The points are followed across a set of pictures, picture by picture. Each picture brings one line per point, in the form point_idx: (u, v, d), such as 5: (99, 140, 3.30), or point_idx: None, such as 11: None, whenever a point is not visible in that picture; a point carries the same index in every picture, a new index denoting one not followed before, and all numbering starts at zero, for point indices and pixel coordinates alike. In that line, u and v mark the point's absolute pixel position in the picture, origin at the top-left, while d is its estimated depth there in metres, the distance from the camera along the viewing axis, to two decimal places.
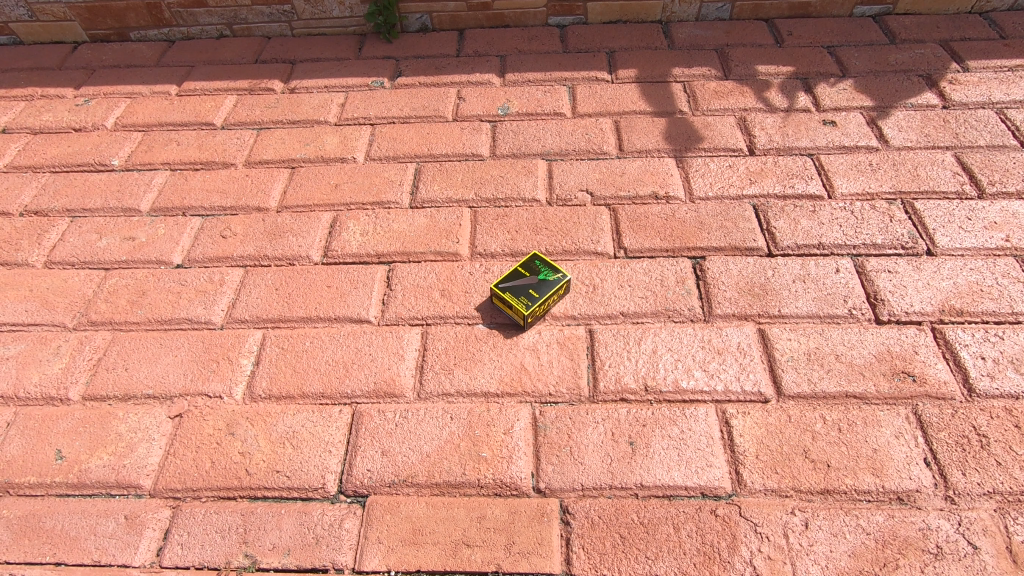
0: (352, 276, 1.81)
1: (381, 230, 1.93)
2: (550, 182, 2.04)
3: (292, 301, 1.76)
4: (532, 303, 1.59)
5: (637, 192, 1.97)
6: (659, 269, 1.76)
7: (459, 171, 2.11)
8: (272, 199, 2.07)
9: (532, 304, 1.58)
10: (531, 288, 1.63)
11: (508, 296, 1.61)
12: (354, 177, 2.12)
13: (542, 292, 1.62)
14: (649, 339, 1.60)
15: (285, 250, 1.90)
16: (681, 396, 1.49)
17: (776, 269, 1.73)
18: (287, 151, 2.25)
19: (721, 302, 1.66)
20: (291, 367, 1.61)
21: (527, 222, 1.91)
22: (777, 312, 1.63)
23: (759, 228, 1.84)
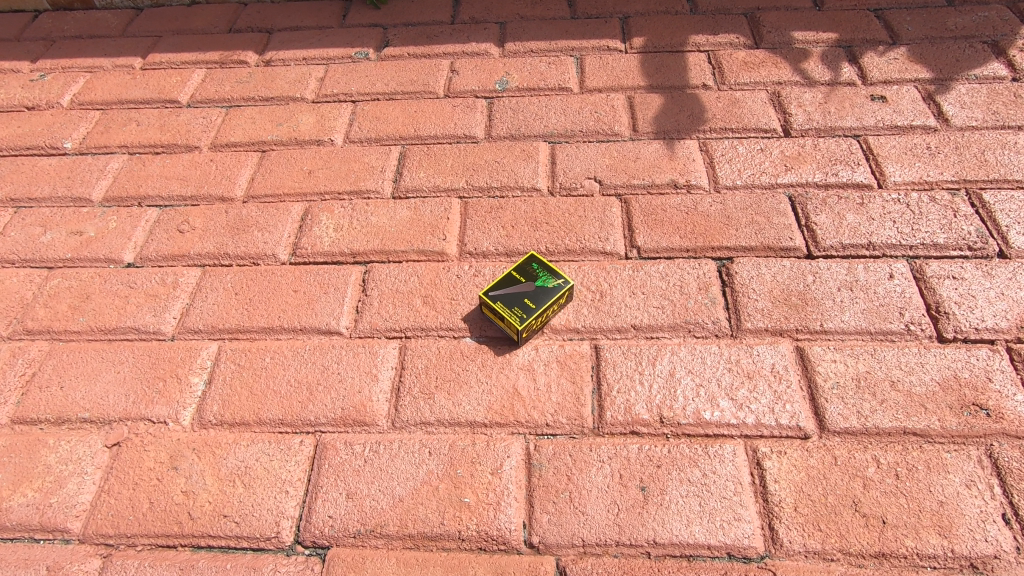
0: (322, 278, 1.57)
1: (357, 225, 1.68)
2: (552, 168, 1.77)
3: (252, 308, 1.53)
4: (528, 316, 1.34)
5: (652, 180, 1.70)
6: (678, 274, 1.49)
7: (449, 155, 1.85)
8: (238, 188, 1.83)
9: (527, 318, 1.34)
10: (526, 297, 1.38)
11: (499, 308, 1.37)
12: (331, 162, 1.87)
13: (540, 303, 1.37)
14: (665, 359, 1.36)
15: (249, 247, 1.66)
16: (704, 430, 1.25)
17: (818, 273, 1.46)
18: (258, 133, 1.99)
19: (751, 314, 1.41)
20: (247, 389, 1.39)
21: (525, 215, 1.66)
22: (819, 328, 1.37)
23: (797, 225, 1.56)
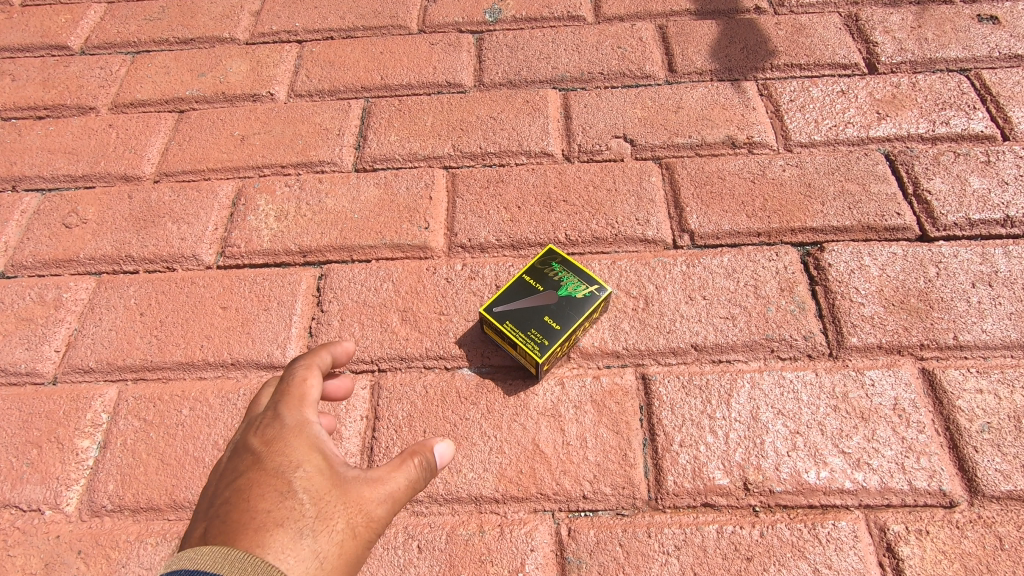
0: (261, 289, 1.15)
1: (307, 211, 1.24)
2: (566, 124, 1.33)
3: (164, 335, 1.10)
4: (550, 344, 0.95)
5: (702, 137, 1.27)
6: (749, 268, 1.09)
7: (427, 110, 1.39)
8: (145, 162, 1.37)
9: (549, 347, 0.94)
10: (546, 315, 0.98)
11: (509, 331, 0.97)
12: (270, 124, 1.40)
13: (567, 322, 0.97)
14: (743, 394, 0.97)
15: (161, 246, 1.22)
16: (809, 502, 0.88)
17: (942, 264, 1.07)
18: (172, 86, 1.50)
19: (857, 324, 1.02)
20: (157, 456, 0.99)
21: (535, 191, 1.23)
22: (953, 343, 0.99)
23: (904, 194, 1.16)
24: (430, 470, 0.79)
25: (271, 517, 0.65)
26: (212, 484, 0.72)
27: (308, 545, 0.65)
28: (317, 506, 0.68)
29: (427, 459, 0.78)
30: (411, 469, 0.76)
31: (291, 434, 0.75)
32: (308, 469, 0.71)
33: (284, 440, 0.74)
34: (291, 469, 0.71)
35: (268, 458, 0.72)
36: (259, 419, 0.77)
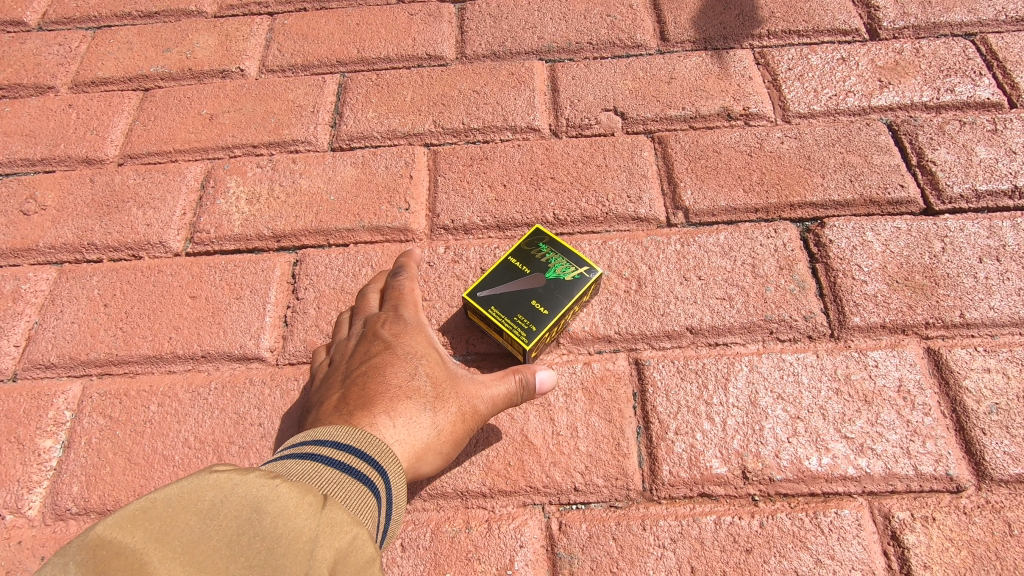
0: (232, 277, 1.09)
1: (280, 194, 1.17)
2: (553, 98, 1.26)
3: (130, 327, 1.04)
4: (538, 330, 0.89)
5: (696, 109, 1.21)
6: (746, 246, 1.04)
7: (406, 84, 1.31)
8: (108, 144, 1.29)
9: (538, 333, 0.89)
10: (534, 299, 0.93)
11: (495, 317, 0.91)
12: (239, 101, 1.32)
13: (556, 307, 0.92)
14: (741, 378, 0.93)
15: (125, 233, 1.15)
16: (810, 489, 0.84)
17: (948, 238, 1.02)
18: (135, 62, 1.41)
19: (860, 303, 0.97)
20: (124, 455, 0.93)
21: (521, 168, 1.16)
22: (960, 321, 0.95)
23: (908, 165, 1.10)
24: (530, 391, 0.88)
25: (401, 391, 0.84)
26: (351, 365, 0.88)
27: (428, 418, 0.83)
28: (436, 390, 0.85)
29: (529, 378, 0.86)
30: (512, 383, 0.87)
31: (413, 334, 0.91)
32: (427, 360, 0.88)
33: (407, 333, 0.91)
34: (419, 358, 0.87)
35: (394, 342, 0.90)
36: (379, 320, 0.93)
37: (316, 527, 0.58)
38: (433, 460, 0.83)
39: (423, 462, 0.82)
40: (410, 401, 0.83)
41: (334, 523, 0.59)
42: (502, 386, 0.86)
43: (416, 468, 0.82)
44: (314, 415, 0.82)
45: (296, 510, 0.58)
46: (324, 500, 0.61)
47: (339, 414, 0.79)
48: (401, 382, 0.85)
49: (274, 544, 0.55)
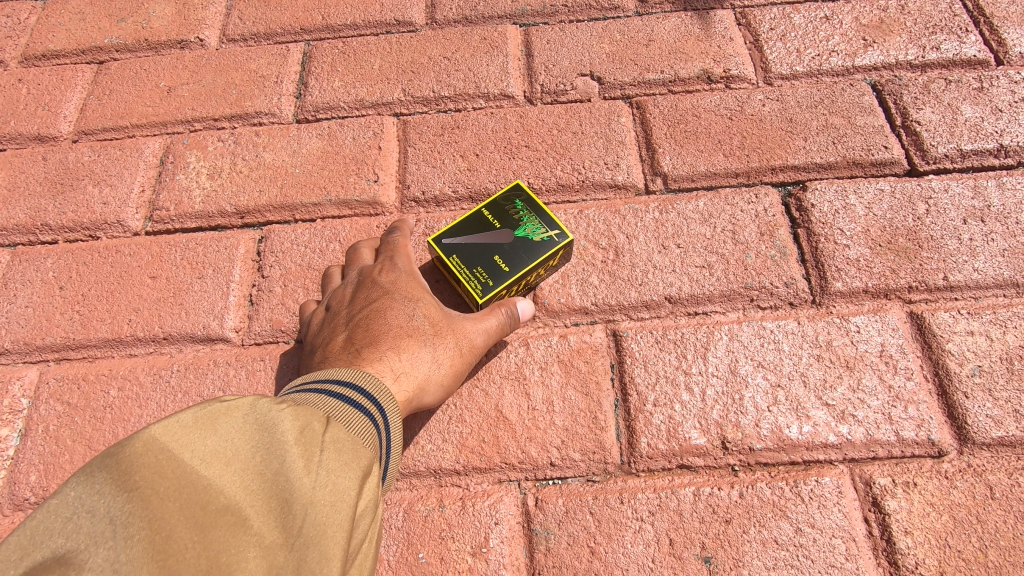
0: (193, 255, 1.04)
1: (243, 168, 1.12)
2: (527, 63, 1.21)
3: (87, 310, 1.00)
4: (494, 287, 0.88)
5: (675, 72, 1.16)
6: (726, 212, 1.01)
7: (373, 51, 1.25)
8: (61, 120, 1.23)
9: (493, 290, 0.88)
10: (497, 254, 0.90)
11: (455, 266, 0.90)
12: (198, 72, 1.25)
13: (517, 266, 0.89)
14: (720, 347, 0.90)
15: (81, 212, 1.10)
16: (791, 458, 0.83)
17: (932, 200, 0.99)
18: (88, 33, 1.34)
19: (842, 268, 0.94)
20: (83, 442, 0.90)
21: (494, 136, 1.12)
22: (943, 284, 0.92)
23: (892, 126, 1.07)
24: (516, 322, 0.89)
25: (402, 331, 0.85)
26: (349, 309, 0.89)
27: (429, 355, 0.84)
28: (434, 328, 0.86)
29: (512, 311, 0.88)
30: (500, 315, 0.88)
31: (408, 278, 0.91)
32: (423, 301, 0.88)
33: (402, 277, 0.91)
34: (414, 300, 0.88)
35: (388, 286, 0.90)
36: (374, 268, 0.93)
37: (321, 446, 0.60)
38: (434, 391, 0.84)
39: (427, 396, 0.83)
40: (410, 338, 0.84)
41: (338, 444, 0.61)
42: (489, 320, 0.87)
43: (419, 400, 0.83)
44: (321, 356, 0.84)
45: (306, 430, 0.60)
46: (327, 424, 0.63)
47: (347, 354, 0.82)
48: (401, 322, 0.86)
49: (286, 458, 0.56)
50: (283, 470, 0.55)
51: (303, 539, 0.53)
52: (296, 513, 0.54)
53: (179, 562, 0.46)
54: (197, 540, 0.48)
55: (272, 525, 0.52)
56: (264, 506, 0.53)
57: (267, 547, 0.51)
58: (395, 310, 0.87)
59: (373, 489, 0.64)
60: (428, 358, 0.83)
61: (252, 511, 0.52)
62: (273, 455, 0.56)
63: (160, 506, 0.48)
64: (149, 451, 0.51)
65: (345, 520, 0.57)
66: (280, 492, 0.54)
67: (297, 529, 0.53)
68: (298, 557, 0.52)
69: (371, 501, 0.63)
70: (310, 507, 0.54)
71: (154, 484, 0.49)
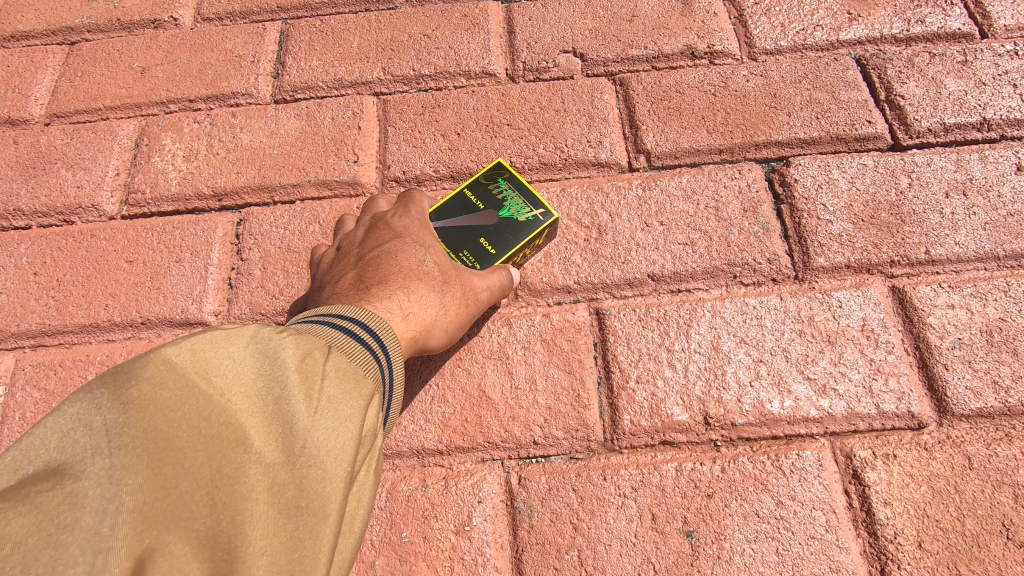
0: (171, 238, 1.02)
1: (220, 150, 1.10)
2: (509, 40, 1.19)
3: (63, 295, 0.98)
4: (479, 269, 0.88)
5: (659, 48, 1.14)
6: (709, 189, 1.00)
7: (352, 29, 1.22)
8: (33, 103, 1.20)
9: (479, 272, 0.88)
10: (482, 235, 0.90)
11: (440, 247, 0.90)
12: (173, 52, 1.22)
13: (504, 247, 0.88)
14: (703, 324, 0.90)
15: (54, 196, 1.08)
16: (772, 432, 0.83)
17: (915, 174, 0.99)
18: (58, 13, 1.30)
19: (825, 243, 0.94)
20: None
21: (476, 115, 1.10)
22: (925, 258, 0.92)
23: (875, 100, 1.06)
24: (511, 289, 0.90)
25: (413, 274, 0.81)
26: (358, 248, 0.86)
27: (437, 300, 0.81)
28: (444, 275, 0.82)
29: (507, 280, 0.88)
30: (502, 275, 0.88)
31: (420, 225, 0.87)
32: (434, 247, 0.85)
33: (414, 223, 0.87)
34: (426, 246, 0.84)
35: (400, 230, 0.86)
36: (387, 212, 0.90)
37: (324, 372, 0.58)
38: (440, 337, 0.81)
39: (432, 339, 0.81)
40: (421, 281, 0.80)
41: (342, 373, 0.60)
42: (493, 280, 0.86)
43: (424, 341, 0.80)
44: (328, 292, 0.81)
45: (309, 357, 0.59)
46: (330, 352, 0.61)
47: (356, 290, 0.78)
48: (412, 265, 0.81)
49: (288, 382, 0.55)
50: (285, 393, 0.54)
51: (304, 460, 0.53)
52: (297, 435, 0.53)
53: (180, 473, 0.47)
54: (198, 452, 0.48)
55: (273, 445, 0.52)
56: (265, 426, 0.52)
57: (268, 466, 0.51)
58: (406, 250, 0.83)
59: (378, 418, 0.64)
60: (436, 303, 0.80)
61: (252, 430, 0.52)
62: (276, 378, 0.55)
63: (162, 418, 0.48)
64: (150, 365, 0.50)
65: (349, 444, 0.56)
66: (282, 413, 0.53)
67: (299, 449, 0.53)
68: (300, 475, 0.52)
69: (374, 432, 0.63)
70: (312, 430, 0.54)
71: (155, 397, 0.48)
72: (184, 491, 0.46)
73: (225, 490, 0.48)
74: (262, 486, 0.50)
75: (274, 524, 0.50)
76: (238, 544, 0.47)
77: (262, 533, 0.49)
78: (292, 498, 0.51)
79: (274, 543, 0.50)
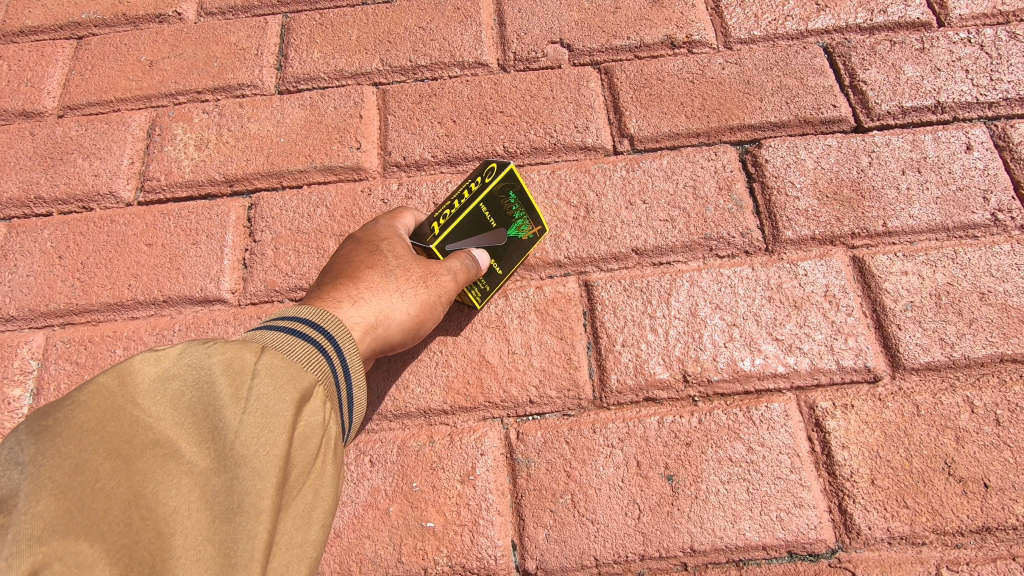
0: (187, 222, 1.09)
1: (229, 139, 1.17)
2: (500, 32, 1.26)
3: (87, 277, 1.05)
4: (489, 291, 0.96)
5: (641, 38, 1.22)
6: (688, 170, 1.08)
7: (350, 22, 1.28)
8: (45, 96, 1.25)
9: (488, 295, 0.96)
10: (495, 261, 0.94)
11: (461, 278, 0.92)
12: (179, 46, 1.28)
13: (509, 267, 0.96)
14: (682, 293, 0.99)
15: (73, 185, 1.14)
16: (743, 387, 0.92)
17: (875, 153, 1.08)
18: (65, 9, 1.35)
19: (792, 217, 1.03)
20: None
21: (470, 103, 1.17)
22: (882, 230, 1.02)
23: (840, 86, 1.15)
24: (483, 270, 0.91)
25: (366, 267, 0.88)
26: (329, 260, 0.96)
27: (392, 288, 0.87)
28: (397, 263, 0.89)
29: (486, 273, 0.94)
30: (464, 256, 0.90)
31: (379, 225, 0.94)
32: (387, 239, 0.91)
33: (372, 224, 0.94)
34: (379, 238, 0.91)
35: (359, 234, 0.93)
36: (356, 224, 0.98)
37: (254, 371, 0.63)
38: (397, 319, 0.86)
39: (393, 324, 0.86)
40: (372, 272, 0.88)
41: (274, 369, 0.64)
42: (459, 260, 0.90)
43: (386, 326, 0.86)
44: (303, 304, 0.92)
45: (238, 360, 0.63)
46: (262, 352, 0.65)
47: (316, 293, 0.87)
48: (363, 260, 0.89)
49: (214, 390, 0.60)
50: (212, 402, 0.59)
51: (232, 462, 0.57)
52: (223, 440, 0.58)
53: (99, 493, 0.51)
54: (119, 475, 0.53)
55: (202, 453, 0.57)
56: (192, 437, 0.57)
57: (197, 473, 0.56)
58: (358, 247, 0.91)
59: (319, 410, 0.67)
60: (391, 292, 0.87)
61: (180, 443, 0.56)
62: (202, 389, 0.59)
63: (80, 445, 0.52)
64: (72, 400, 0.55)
65: (278, 440, 0.60)
66: (210, 421, 0.58)
67: (227, 453, 0.57)
68: (230, 476, 0.57)
69: (317, 421, 0.67)
70: (238, 431, 0.58)
71: (79, 425, 0.53)
72: (104, 513, 0.50)
73: (149, 502, 0.53)
74: (190, 493, 0.55)
75: (207, 527, 0.55)
76: (166, 553, 0.52)
77: (193, 539, 0.54)
78: (222, 500, 0.56)
79: (207, 547, 0.54)
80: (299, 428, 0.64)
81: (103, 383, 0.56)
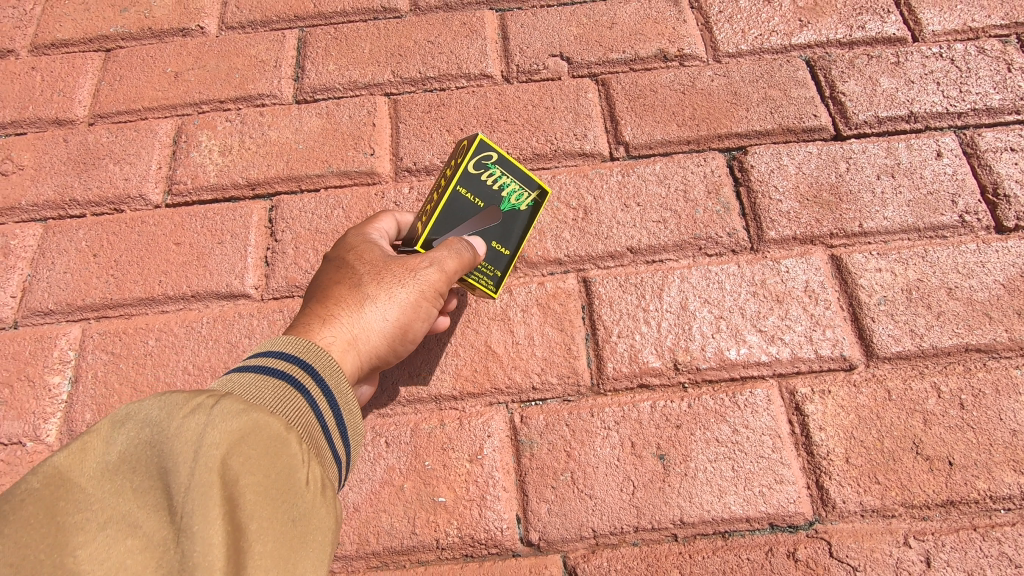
0: (213, 223, 1.17)
1: (251, 145, 1.25)
2: (504, 45, 1.34)
3: (120, 274, 1.13)
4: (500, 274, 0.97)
5: (635, 52, 1.31)
6: (679, 175, 1.17)
7: (363, 36, 1.37)
8: (77, 105, 1.33)
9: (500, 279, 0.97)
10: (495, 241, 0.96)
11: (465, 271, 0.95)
12: (202, 58, 1.36)
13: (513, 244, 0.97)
14: (674, 288, 1.07)
15: (105, 188, 1.22)
16: (729, 374, 1.00)
17: (852, 159, 1.16)
18: (94, 23, 1.43)
19: (775, 219, 1.11)
20: (129, 386, 1.04)
21: (476, 112, 1.26)
22: (859, 230, 1.10)
23: (821, 97, 1.23)
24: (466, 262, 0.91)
25: (344, 288, 0.91)
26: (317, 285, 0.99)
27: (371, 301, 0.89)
28: (373, 277, 0.91)
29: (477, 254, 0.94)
30: (442, 252, 0.90)
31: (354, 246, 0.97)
32: (362, 256, 0.94)
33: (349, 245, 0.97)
34: (351, 252, 0.95)
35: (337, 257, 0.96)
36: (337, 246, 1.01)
37: (206, 421, 0.57)
38: (378, 329, 0.88)
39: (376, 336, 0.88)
40: (350, 291, 0.90)
41: (230, 415, 0.59)
42: (439, 255, 0.90)
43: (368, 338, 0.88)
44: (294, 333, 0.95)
45: (192, 412, 0.58)
46: (218, 398, 0.60)
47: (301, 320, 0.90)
48: (341, 281, 0.92)
49: (164, 451, 0.56)
50: (161, 466, 0.55)
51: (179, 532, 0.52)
52: (171, 507, 0.53)
53: None
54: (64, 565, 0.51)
55: (151, 525, 0.53)
56: (143, 508, 0.54)
57: (146, 548, 0.52)
58: (335, 270, 0.94)
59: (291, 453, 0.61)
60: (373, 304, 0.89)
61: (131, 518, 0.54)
62: (153, 451, 0.56)
63: (27, 536, 0.51)
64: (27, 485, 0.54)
65: (228, 499, 0.54)
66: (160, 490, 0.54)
67: (175, 520, 0.52)
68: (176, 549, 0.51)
69: (286, 465, 0.60)
70: (184, 494, 0.53)
71: (26, 513, 0.52)
72: None
73: None
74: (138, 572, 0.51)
75: None
76: None
77: None
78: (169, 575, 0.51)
79: None
80: (262, 478, 0.57)
81: (54, 465, 0.55)
